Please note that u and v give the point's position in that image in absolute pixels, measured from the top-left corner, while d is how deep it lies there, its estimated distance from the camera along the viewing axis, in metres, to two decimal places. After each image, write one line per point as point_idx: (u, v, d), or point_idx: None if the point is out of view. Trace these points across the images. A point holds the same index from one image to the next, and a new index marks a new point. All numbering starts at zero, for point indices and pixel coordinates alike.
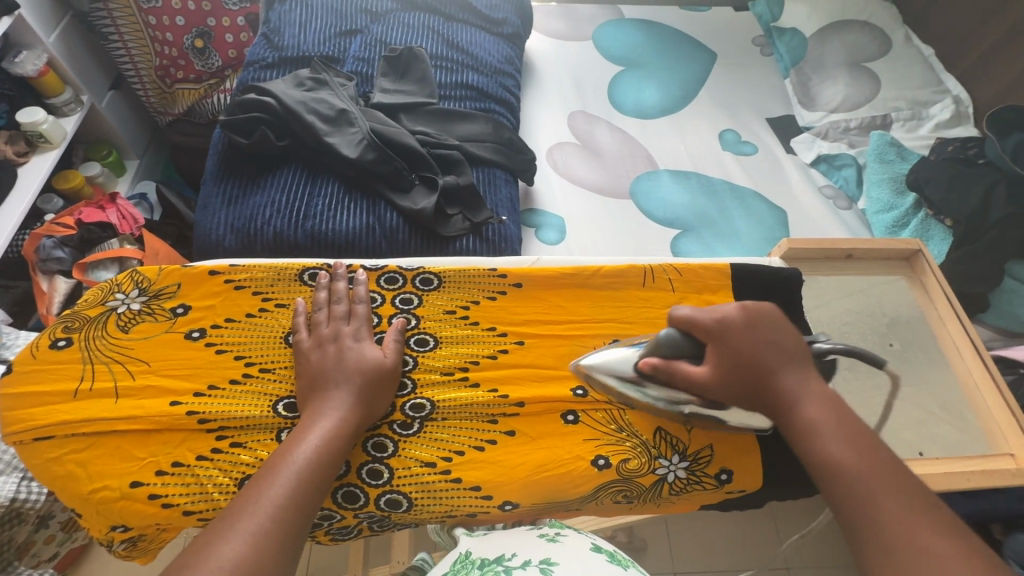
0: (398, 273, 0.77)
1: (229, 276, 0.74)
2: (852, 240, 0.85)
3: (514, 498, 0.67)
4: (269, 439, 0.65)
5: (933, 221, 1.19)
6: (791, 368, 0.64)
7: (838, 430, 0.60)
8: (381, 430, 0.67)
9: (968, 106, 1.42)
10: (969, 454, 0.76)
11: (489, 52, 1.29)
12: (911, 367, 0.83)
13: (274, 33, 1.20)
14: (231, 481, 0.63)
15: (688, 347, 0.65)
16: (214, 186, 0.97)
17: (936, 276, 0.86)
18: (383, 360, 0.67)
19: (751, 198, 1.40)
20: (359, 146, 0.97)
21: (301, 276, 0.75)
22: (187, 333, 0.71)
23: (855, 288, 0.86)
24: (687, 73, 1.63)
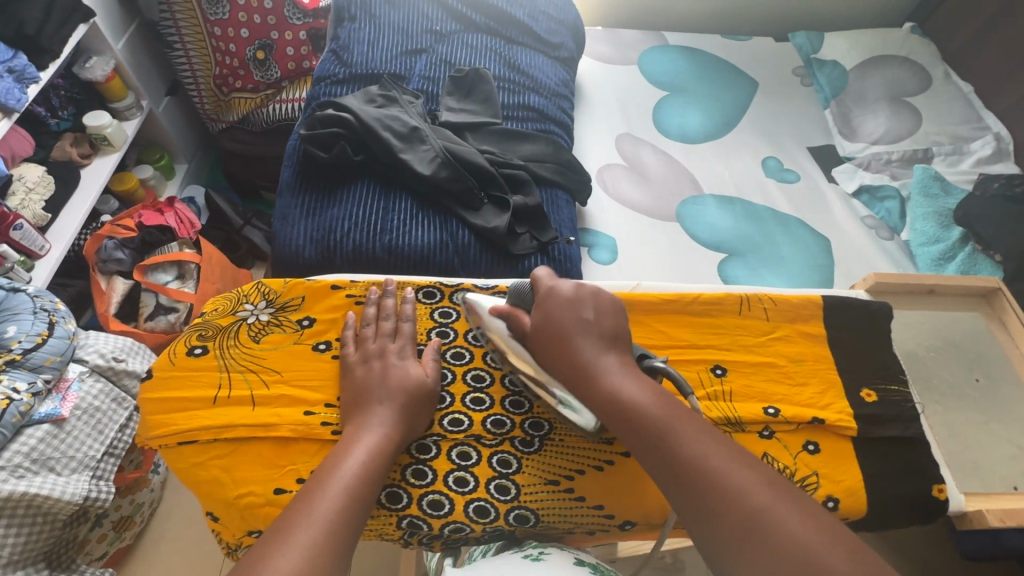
0: (508, 293, 0.80)
1: (351, 291, 0.78)
2: (934, 275, 0.86)
3: (635, 518, 0.68)
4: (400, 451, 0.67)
5: (981, 256, 1.22)
6: (595, 339, 0.64)
7: (638, 386, 0.60)
8: (504, 446, 0.69)
9: (1009, 143, 1.45)
10: None
11: (547, 75, 1.33)
12: (998, 402, 0.84)
13: (343, 49, 1.24)
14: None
15: (527, 299, 0.70)
16: (293, 197, 0.99)
17: (1017, 314, 0.86)
18: (425, 380, 0.69)
19: (795, 224, 1.43)
20: (432, 163, 1.00)
21: (417, 295, 0.79)
22: (315, 345, 0.74)
23: (935, 322, 0.87)
24: (729, 101, 1.67)
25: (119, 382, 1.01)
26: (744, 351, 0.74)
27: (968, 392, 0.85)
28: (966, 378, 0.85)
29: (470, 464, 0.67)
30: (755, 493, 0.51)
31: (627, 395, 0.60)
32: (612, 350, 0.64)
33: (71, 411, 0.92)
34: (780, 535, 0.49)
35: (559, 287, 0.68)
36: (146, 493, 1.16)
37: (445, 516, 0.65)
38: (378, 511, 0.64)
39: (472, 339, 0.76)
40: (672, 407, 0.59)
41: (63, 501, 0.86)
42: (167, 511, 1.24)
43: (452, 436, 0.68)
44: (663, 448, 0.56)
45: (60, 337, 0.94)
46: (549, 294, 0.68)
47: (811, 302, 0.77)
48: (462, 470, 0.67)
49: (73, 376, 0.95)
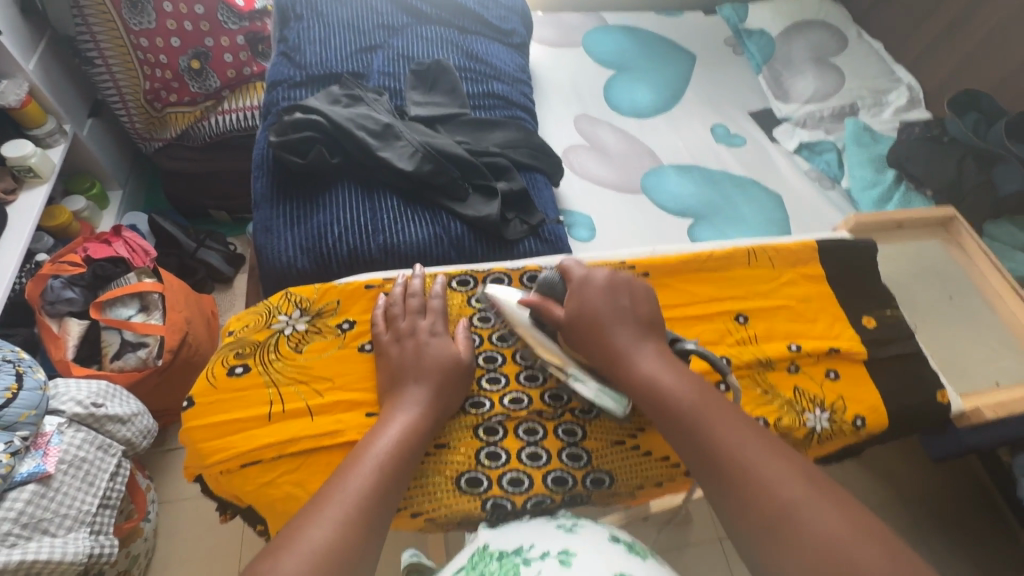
0: (539, 271, 0.83)
1: (384, 288, 0.78)
2: (903, 211, 0.96)
3: None
4: (469, 437, 0.69)
5: (914, 193, 1.33)
6: (631, 330, 0.67)
7: (673, 375, 0.64)
8: (566, 417, 0.72)
9: (920, 92, 1.61)
10: None
11: (505, 61, 1.33)
12: (969, 313, 0.92)
13: (294, 51, 1.18)
14: (449, 481, 0.67)
15: (558, 289, 0.72)
16: (272, 208, 0.95)
17: (971, 237, 0.97)
18: (457, 356, 0.70)
19: (749, 184, 1.54)
20: (413, 158, 1.00)
21: (452, 284, 0.81)
22: (360, 346, 0.73)
23: (905, 252, 0.96)
24: (673, 74, 1.75)
25: (102, 428, 0.93)
26: (758, 299, 0.80)
27: (945, 307, 0.92)
28: (940, 295, 0.93)
29: (538, 438, 0.70)
30: (787, 486, 0.55)
31: (663, 383, 0.63)
32: (646, 341, 0.67)
33: (56, 466, 0.85)
34: (807, 523, 0.52)
35: (594, 280, 0.70)
36: (140, 544, 1.08)
37: (526, 491, 0.67)
38: (459, 498, 0.66)
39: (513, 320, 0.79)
40: (706, 398, 0.62)
41: (66, 562, 0.80)
42: (163, 558, 1.16)
43: (514, 414, 0.71)
44: (695, 437, 0.60)
45: (31, 389, 0.86)
46: (583, 289, 0.70)
47: (807, 246, 0.84)
48: (533, 446, 0.70)
49: (52, 429, 0.87)
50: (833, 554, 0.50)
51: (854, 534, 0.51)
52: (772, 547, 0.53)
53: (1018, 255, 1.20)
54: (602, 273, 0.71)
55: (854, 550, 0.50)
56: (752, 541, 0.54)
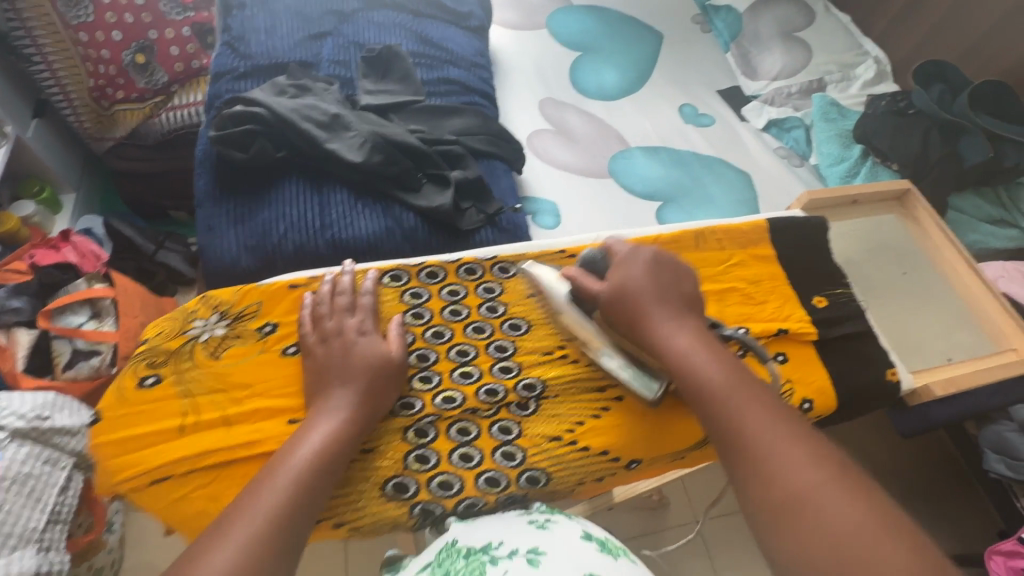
0: (476, 263, 0.81)
1: (310, 288, 0.75)
2: (857, 186, 0.95)
3: (640, 455, 0.72)
4: (398, 440, 0.67)
5: (881, 168, 1.29)
6: (671, 306, 0.67)
7: (713, 354, 0.63)
8: (501, 414, 0.71)
9: (887, 65, 1.60)
10: (986, 354, 0.86)
11: (462, 46, 1.29)
12: (924, 290, 0.91)
13: (238, 41, 1.13)
14: (375, 487, 0.65)
15: (602, 268, 0.73)
16: (214, 206, 0.91)
17: (926, 210, 0.96)
18: (387, 355, 0.67)
19: (717, 163, 1.52)
20: (362, 149, 0.96)
21: (382, 279, 0.78)
22: (284, 349, 0.71)
23: (860, 228, 0.95)
24: (639, 55, 1.72)
25: (49, 442, 0.90)
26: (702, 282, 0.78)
27: (899, 284, 0.91)
28: (895, 272, 0.92)
29: (471, 438, 0.69)
30: (808, 473, 0.54)
31: (698, 359, 0.63)
32: (686, 318, 0.67)
33: None
34: (822, 515, 0.51)
35: (642, 256, 0.70)
36: (104, 556, 1.06)
37: (457, 495, 0.66)
38: (386, 504, 0.65)
39: (449, 315, 0.77)
40: (735, 380, 0.61)
41: None
42: (132, 569, 1.14)
43: (447, 414, 0.69)
44: (723, 415, 0.60)
45: None
46: (631, 262, 0.70)
47: (755, 226, 0.83)
48: (466, 446, 0.68)
49: None
50: (841, 548, 0.49)
51: (868, 530, 0.49)
52: (787, 530, 0.52)
53: (982, 226, 1.19)
54: (649, 250, 0.71)
55: (868, 544, 0.49)
56: (766, 529, 0.54)
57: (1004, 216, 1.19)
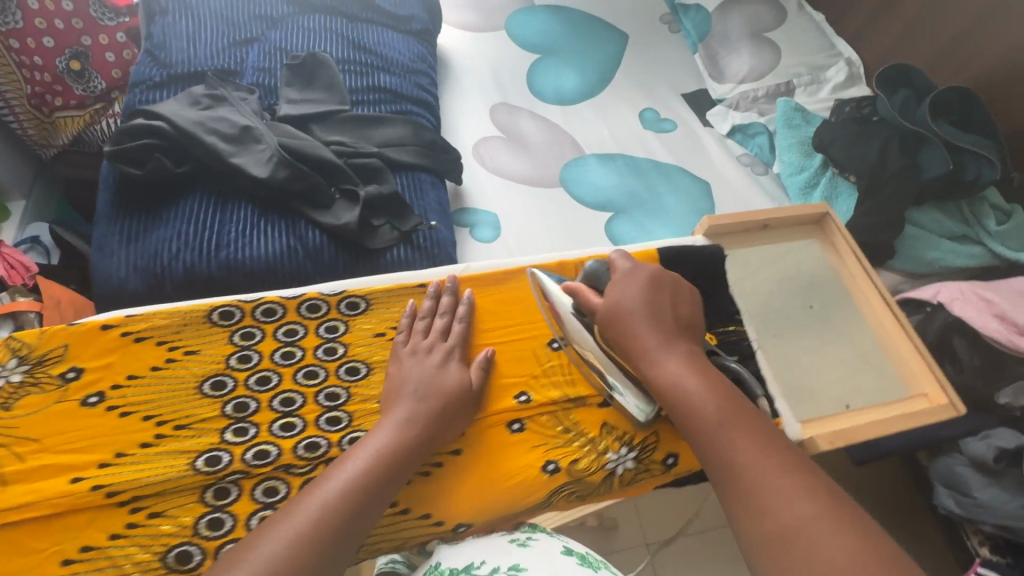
0: (319, 299, 0.73)
1: (126, 327, 0.68)
2: (766, 210, 0.87)
3: (468, 519, 0.66)
4: (192, 502, 0.61)
5: (840, 178, 1.21)
6: (663, 331, 0.65)
7: (706, 383, 0.61)
8: (316, 471, 0.64)
9: (860, 67, 1.51)
10: (890, 399, 0.79)
11: (400, 51, 1.25)
12: (831, 326, 0.85)
13: (158, 48, 1.10)
14: (155, 555, 0.59)
15: (603, 282, 0.72)
16: (109, 224, 0.88)
17: (844, 236, 0.89)
18: (466, 382, 0.68)
19: (675, 171, 1.45)
20: (269, 163, 0.91)
21: (210, 317, 0.70)
22: (84, 399, 0.65)
23: (769, 256, 0.88)
24: (602, 56, 1.65)
25: None
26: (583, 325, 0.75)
27: (803, 320, 0.85)
28: (800, 306, 0.86)
29: (277, 499, 0.62)
30: (797, 507, 0.51)
31: (690, 388, 0.60)
32: (677, 344, 0.64)
33: None
34: (815, 550, 0.48)
35: (637, 276, 0.69)
36: None
37: None
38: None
39: (279, 358, 0.69)
40: (733, 410, 0.59)
41: None
42: None
43: (255, 471, 0.63)
44: (716, 449, 0.57)
45: None
46: (623, 283, 0.68)
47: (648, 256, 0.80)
48: (269, 508, 0.62)
49: None
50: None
51: (862, 563, 0.46)
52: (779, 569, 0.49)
53: (943, 243, 1.12)
54: (648, 270, 0.69)
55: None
56: (760, 568, 0.51)
57: (965, 232, 1.13)
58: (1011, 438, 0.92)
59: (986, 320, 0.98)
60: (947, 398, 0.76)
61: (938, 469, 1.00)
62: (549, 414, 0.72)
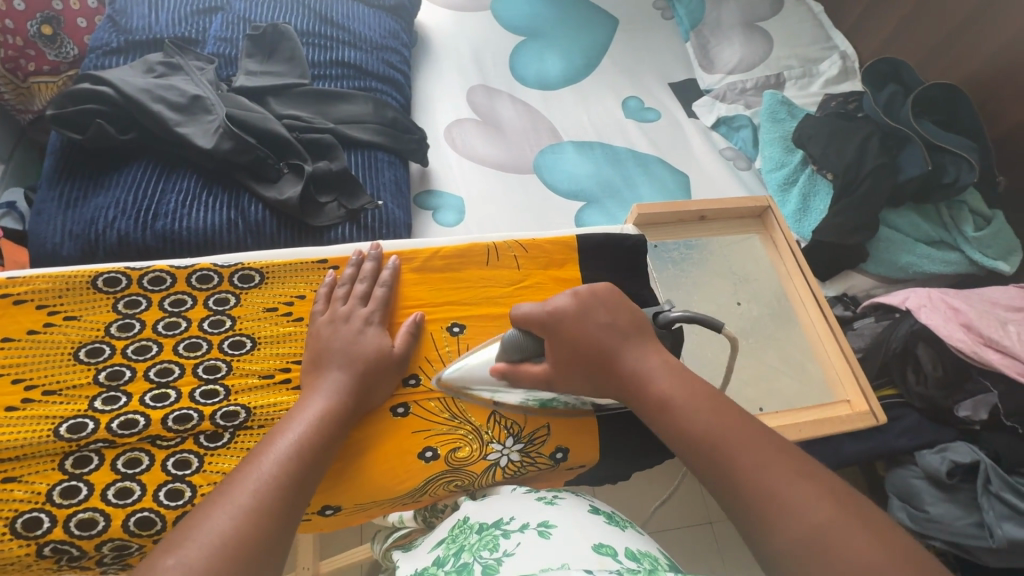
0: (211, 270, 0.66)
1: (9, 290, 0.62)
2: (702, 201, 0.83)
3: (337, 502, 0.60)
4: (49, 469, 0.55)
5: (818, 175, 1.15)
6: (629, 347, 0.57)
7: (694, 391, 0.53)
8: (185, 445, 0.58)
9: (854, 61, 1.46)
10: (811, 403, 0.75)
11: (370, 26, 1.22)
12: (757, 326, 0.82)
13: (119, 14, 1.08)
14: (1, 522, 0.53)
15: (529, 345, 0.60)
16: (48, 189, 0.87)
17: (785, 232, 0.85)
18: (387, 348, 0.62)
19: (653, 162, 1.41)
20: (215, 134, 0.89)
21: (96, 283, 0.64)
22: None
23: (704, 249, 0.85)
24: (589, 41, 1.60)
25: None
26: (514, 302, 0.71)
27: (730, 317, 0.82)
28: (728, 302, 0.83)
29: (138, 471, 0.56)
30: (814, 509, 0.43)
31: (679, 408, 0.52)
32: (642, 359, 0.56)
33: None
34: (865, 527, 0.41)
35: (563, 311, 0.58)
36: None
37: (97, 536, 0.53)
38: (7, 543, 0.53)
39: (162, 328, 0.63)
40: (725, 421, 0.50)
41: None
42: None
43: (121, 441, 0.57)
44: (718, 461, 0.48)
45: None
46: (557, 327, 0.58)
47: (567, 242, 0.75)
48: (128, 480, 0.56)
49: None
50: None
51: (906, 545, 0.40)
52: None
53: (919, 247, 1.07)
54: (569, 300, 0.59)
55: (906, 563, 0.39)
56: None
57: (942, 238, 1.08)
58: (967, 453, 0.88)
59: (953, 329, 0.92)
60: (868, 405, 0.74)
61: (894, 480, 0.95)
62: (437, 397, 0.65)
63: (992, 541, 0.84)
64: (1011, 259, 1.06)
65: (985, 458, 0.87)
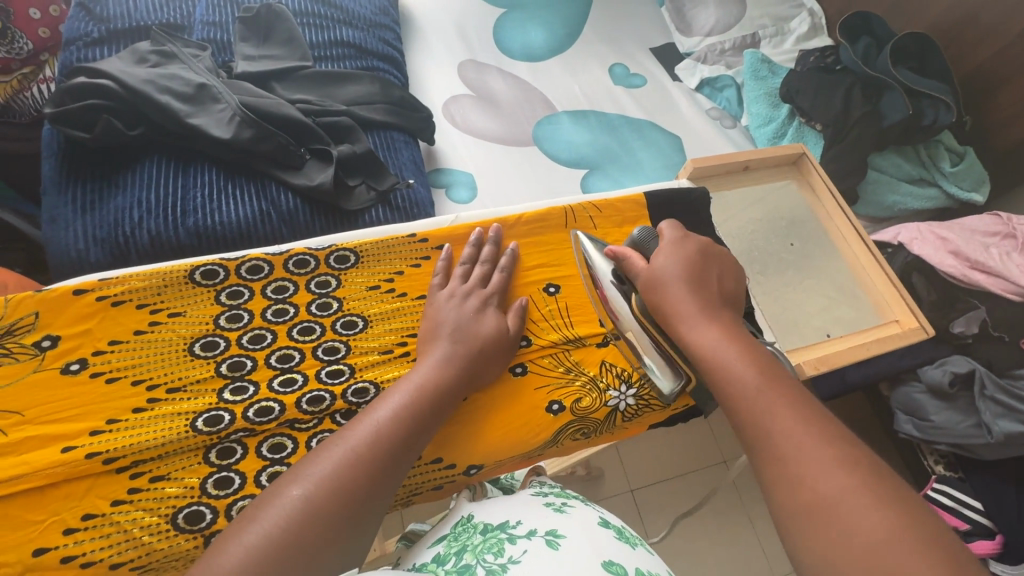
0: (308, 254, 0.68)
1: (102, 291, 0.62)
2: (746, 151, 0.89)
3: (479, 461, 0.62)
4: (197, 463, 0.57)
5: (807, 127, 1.24)
6: (704, 301, 0.60)
7: (742, 352, 0.54)
8: (325, 425, 0.60)
9: (821, 18, 1.55)
10: (865, 327, 0.84)
11: (360, 4, 1.18)
12: (809, 261, 0.90)
13: (92, 1, 1.00)
14: (161, 518, 0.54)
15: (649, 249, 0.67)
16: (58, 193, 0.81)
17: (820, 175, 0.93)
18: (504, 330, 0.64)
19: (648, 127, 1.45)
20: (231, 125, 0.85)
21: (192, 277, 0.65)
22: (64, 367, 0.59)
23: (756, 197, 0.92)
24: (571, 9, 1.60)
25: None
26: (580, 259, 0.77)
27: (785, 257, 0.90)
28: (782, 244, 0.91)
29: (286, 455, 0.58)
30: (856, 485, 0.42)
31: (726, 357, 0.54)
32: (719, 316, 0.58)
33: None
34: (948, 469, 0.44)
35: (687, 245, 0.65)
36: None
37: None
38: (173, 538, 0.53)
39: (271, 316, 0.65)
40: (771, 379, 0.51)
41: None
42: None
43: (260, 428, 0.59)
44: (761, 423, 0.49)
45: None
46: (672, 248, 0.64)
47: (630, 202, 0.81)
48: (277, 465, 0.58)
49: None
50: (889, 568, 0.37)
51: None
52: (813, 548, 0.41)
53: (903, 186, 1.17)
54: (694, 245, 0.65)
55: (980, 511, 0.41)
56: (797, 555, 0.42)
57: (922, 175, 1.19)
58: (964, 363, 0.99)
59: (943, 257, 1.05)
60: (917, 322, 0.81)
61: (899, 397, 1.05)
62: (549, 354, 0.69)
63: (991, 437, 0.94)
64: (982, 189, 1.17)
65: (980, 366, 0.97)
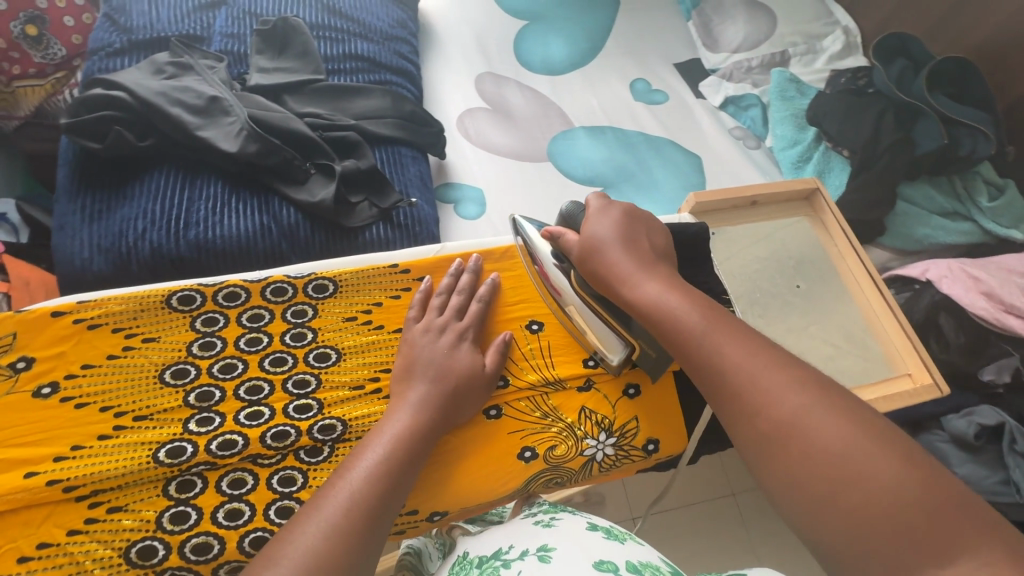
0: (285, 282, 0.68)
1: (80, 315, 0.63)
2: (754, 186, 0.86)
3: (443, 508, 0.61)
4: (155, 495, 0.57)
5: (833, 152, 1.16)
6: (644, 256, 0.58)
7: (687, 300, 0.52)
8: (287, 462, 0.60)
9: (857, 36, 1.48)
10: (874, 380, 0.79)
11: (378, 16, 1.18)
12: (817, 305, 0.85)
13: (118, 12, 1.03)
14: (115, 552, 0.55)
15: (579, 221, 0.66)
16: (69, 201, 0.83)
17: (833, 211, 0.88)
18: (479, 366, 0.63)
19: (665, 145, 1.41)
20: (239, 137, 0.86)
21: (168, 303, 0.65)
22: (35, 390, 0.60)
23: (761, 235, 0.88)
24: (594, 22, 1.57)
25: None
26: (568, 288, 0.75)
27: (789, 299, 0.85)
28: (786, 285, 0.86)
29: (245, 491, 0.58)
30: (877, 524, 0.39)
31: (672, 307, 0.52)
32: (658, 268, 0.57)
33: None
34: None
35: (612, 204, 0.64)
36: None
37: (213, 560, 0.55)
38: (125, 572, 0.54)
39: (244, 345, 0.65)
40: (719, 322, 0.49)
41: None
42: None
43: (221, 462, 0.59)
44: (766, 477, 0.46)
45: None
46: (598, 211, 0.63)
47: None
48: (236, 500, 0.58)
49: None
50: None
51: None
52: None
53: (935, 219, 1.11)
54: (622, 203, 0.64)
55: None
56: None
57: (956, 209, 1.12)
58: (992, 415, 0.92)
59: (975, 298, 0.98)
60: (930, 377, 0.77)
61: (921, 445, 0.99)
62: (527, 397, 0.67)
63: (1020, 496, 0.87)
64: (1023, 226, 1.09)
65: (1010, 419, 0.91)
